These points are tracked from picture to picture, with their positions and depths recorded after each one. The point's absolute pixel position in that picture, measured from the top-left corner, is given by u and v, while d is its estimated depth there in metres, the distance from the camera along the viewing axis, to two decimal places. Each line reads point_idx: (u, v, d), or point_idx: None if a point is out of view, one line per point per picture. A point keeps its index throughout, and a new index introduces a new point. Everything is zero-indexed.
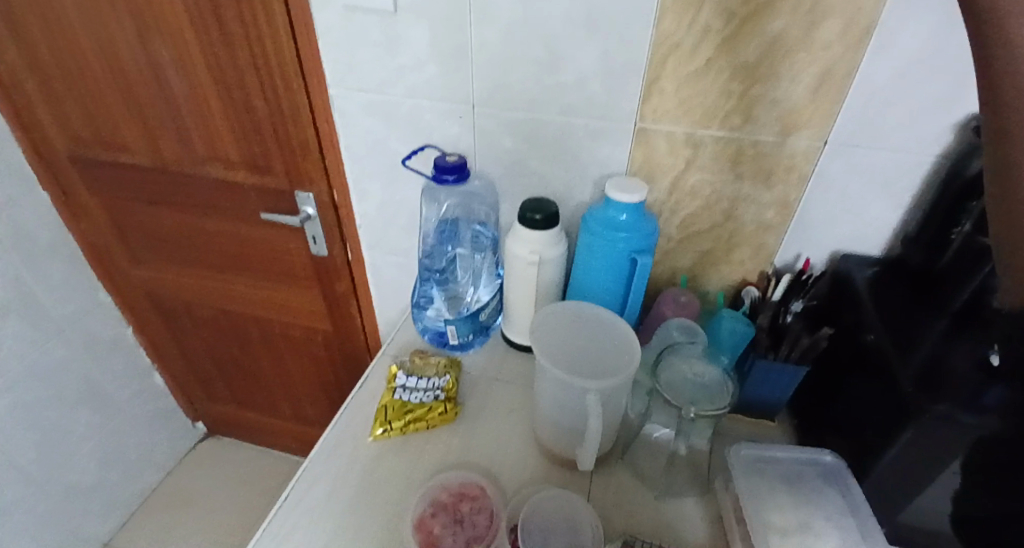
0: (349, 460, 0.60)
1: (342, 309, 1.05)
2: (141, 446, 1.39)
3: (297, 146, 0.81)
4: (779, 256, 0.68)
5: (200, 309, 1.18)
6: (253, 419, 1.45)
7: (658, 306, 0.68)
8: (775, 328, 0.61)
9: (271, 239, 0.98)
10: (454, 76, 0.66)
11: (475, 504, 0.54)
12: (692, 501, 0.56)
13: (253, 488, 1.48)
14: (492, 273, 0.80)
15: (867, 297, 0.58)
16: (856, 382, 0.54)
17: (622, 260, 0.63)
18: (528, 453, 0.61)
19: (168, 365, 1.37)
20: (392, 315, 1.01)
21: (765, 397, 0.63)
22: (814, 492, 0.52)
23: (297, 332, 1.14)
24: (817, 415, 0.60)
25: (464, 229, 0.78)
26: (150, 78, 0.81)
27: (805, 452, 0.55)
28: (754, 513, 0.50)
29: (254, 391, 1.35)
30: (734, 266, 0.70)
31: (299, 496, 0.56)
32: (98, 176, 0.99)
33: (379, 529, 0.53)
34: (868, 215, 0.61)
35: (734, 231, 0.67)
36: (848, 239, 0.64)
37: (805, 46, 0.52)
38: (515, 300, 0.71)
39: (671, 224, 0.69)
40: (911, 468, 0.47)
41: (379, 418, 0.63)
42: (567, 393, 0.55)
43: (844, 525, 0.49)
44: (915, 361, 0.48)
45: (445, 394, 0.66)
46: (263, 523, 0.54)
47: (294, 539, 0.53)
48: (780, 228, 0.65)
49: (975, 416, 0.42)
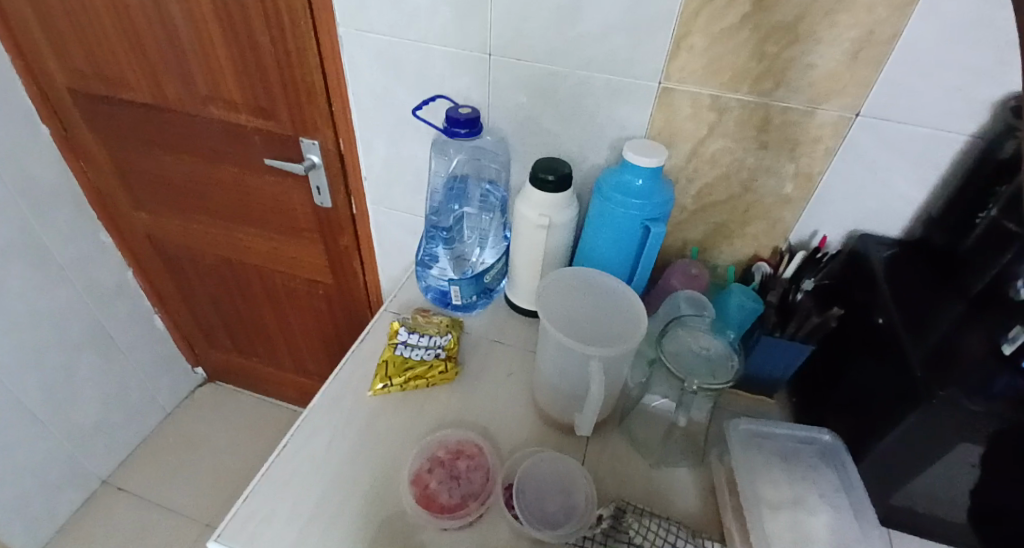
0: (348, 412, 0.61)
1: (345, 264, 1.04)
2: (143, 388, 1.42)
3: (303, 89, 0.78)
4: (795, 232, 0.66)
5: (202, 255, 1.17)
6: (253, 367, 1.47)
7: (667, 277, 0.67)
8: (784, 305, 0.62)
9: (274, 187, 0.95)
10: (471, 22, 0.63)
11: (472, 462, 0.55)
12: (686, 470, 0.56)
13: (252, 434, 1.52)
14: (498, 234, 0.78)
15: (882, 278, 0.56)
16: (862, 363, 0.54)
17: (634, 227, 0.61)
18: (526, 416, 0.61)
19: (169, 310, 1.37)
20: (394, 272, 1.00)
21: (768, 374, 0.62)
22: (811, 469, 0.52)
23: (299, 284, 1.14)
24: (821, 395, 0.59)
25: (473, 187, 0.76)
26: (150, 8, 0.77)
27: (802, 429, 0.56)
28: (747, 485, 0.50)
29: (255, 340, 1.36)
30: (748, 241, 0.69)
31: (298, 445, 0.57)
32: (98, 111, 0.96)
33: (376, 481, 0.54)
34: (893, 194, 0.59)
35: (751, 204, 0.65)
36: (870, 218, 0.62)
37: (851, 5, 0.49)
38: (521, 263, 0.70)
39: (686, 193, 0.67)
40: (913, 452, 0.47)
41: (379, 373, 0.63)
42: (569, 359, 0.54)
43: (838, 501, 0.49)
44: (927, 346, 0.47)
45: (445, 353, 0.66)
46: (262, 469, 0.54)
47: (292, 486, 0.53)
48: (800, 202, 0.63)
49: (981, 402, 0.41)
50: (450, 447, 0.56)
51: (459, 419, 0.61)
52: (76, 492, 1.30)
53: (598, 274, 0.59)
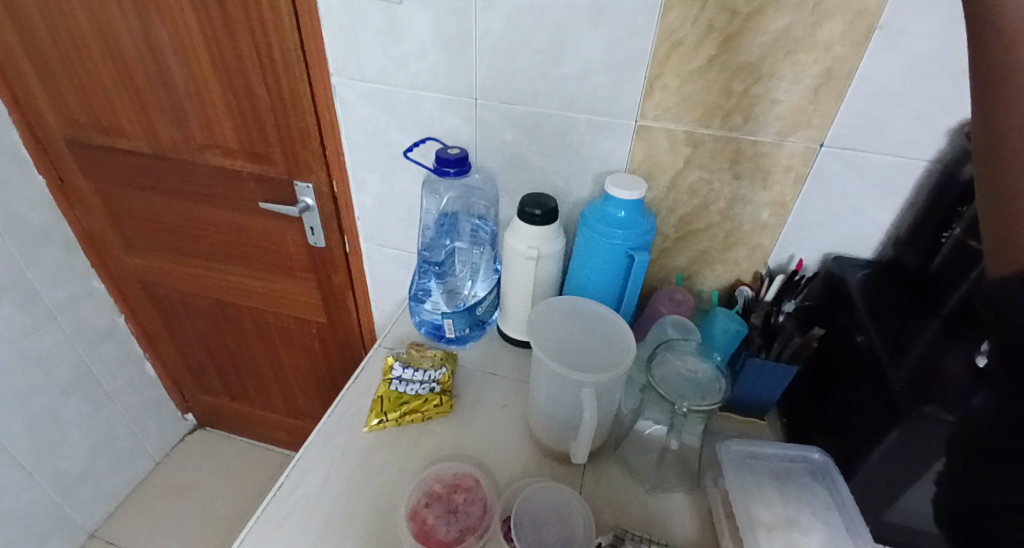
0: (344, 449, 0.61)
1: (338, 301, 1.05)
2: (132, 435, 1.39)
3: (297, 134, 0.81)
4: (774, 256, 0.69)
5: (194, 297, 1.18)
6: (245, 410, 1.45)
7: (653, 304, 0.69)
8: (768, 328, 0.63)
9: (267, 228, 0.97)
10: (458, 67, 0.67)
11: (469, 495, 0.55)
12: (682, 495, 0.56)
13: (243, 480, 1.48)
14: (489, 268, 0.80)
15: (858, 299, 0.58)
16: (846, 384, 0.55)
17: (619, 257, 0.64)
18: (521, 446, 0.62)
19: (160, 354, 1.36)
20: (387, 308, 1.01)
21: (756, 395, 0.64)
22: (804, 488, 0.53)
23: (291, 323, 1.14)
24: (807, 415, 0.61)
25: (463, 223, 0.79)
26: (150, 62, 0.81)
27: (794, 448, 0.56)
28: (742, 508, 0.50)
29: (246, 382, 1.35)
30: (729, 266, 0.71)
31: (293, 484, 0.57)
32: (96, 160, 0.99)
33: (373, 517, 0.54)
34: (863, 218, 0.62)
35: (730, 230, 0.68)
36: (843, 241, 0.65)
37: (806, 46, 0.53)
38: (512, 295, 0.72)
39: (668, 222, 0.70)
40: (899, 466, 0.48)
41: (375, 409, 0.64)
42: (562, 387, 0.55)
43: (832, 520, 0.49)
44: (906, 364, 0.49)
45: (440, 387, 0.66)
46: (258, 509, 0.54)
47: (287, 526, 0.53)
48: (775, 228, 0.66)
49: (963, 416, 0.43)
50: (447, 481, 0.56)
51: (454, 453, 0.61)
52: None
53: (588, 304, 0.61)
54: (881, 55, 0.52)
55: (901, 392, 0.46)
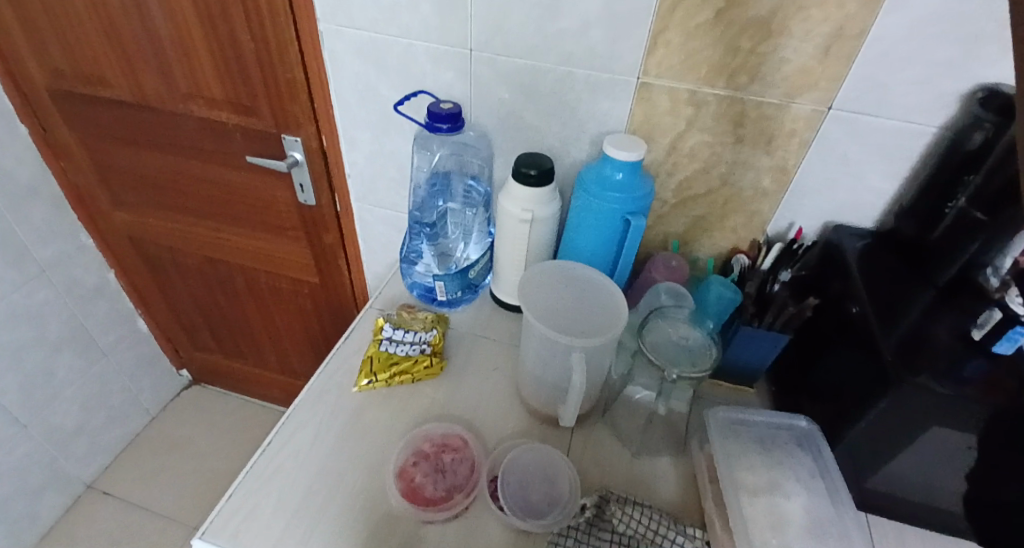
0: (334, 407, 0.61)
1: (330, 262, 1.04)
2: (126, 391, 1.40)
3: (284, 86, 0.77)
4: (772, 225, 0.67)
5: (184, 255, 1.16)
6: (239, 369, 1.46)
7: (647, 270, 0.67)
8: (762, 296, 0.63)
9: (256, 185, 0.95)
10: (452, 16, 0.63)
11: (457, 455, 0.56)
12: (666, 460, 0.57)
13: (238, 435, 1.51)
14: (482, 230, 0.78)
15: (855, 268, 0.58)
16: (836, 351, 0.55)
17: (615, 221, 0.62)
18: (510, 408, 0.62)
19: (153, 311, 1.36)
20: (379, 270, 1.00)
21: (747, 363, 0.64)
22: (787, 454, 0.53)
23: (283, 283, 1.13)
24: (796, 382, 0.61)
25: (456, 183, 0.77)
26: (128, 5, 0.76)
27: (781, 416, 0.56)
28: (726, 472, 0.51)
29: (239, 341, 1.35)
30: (726, 233, 0.70)
31: (283, 440, 0.57)
32: (76, 110, 0.95)
33: (362, 474, 0.54)
34: (866, 187, 0.60)
35: (729, 197, 0.66)
36: (844, 210, 0.63)
37: (820, 1, 0.50)
38: (505, 258, 0.70)
39: (667, 186, 0.68)
40: (884, 436, 0.48)
41: (365, 369, 0.63)
42: (551, 351, 0.55)
43: (814, 487, 0.50)
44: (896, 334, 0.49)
45: (431, 348, 0.66)
46: (247, 464, 0.54)
47: (276, 480, 0.53)
48: (776, 196, 0.65)
49: (950, 387, 0.44)
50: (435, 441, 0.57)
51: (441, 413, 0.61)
52: (58, 498, 1.29)
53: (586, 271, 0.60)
54: (900, 11, 0.48)
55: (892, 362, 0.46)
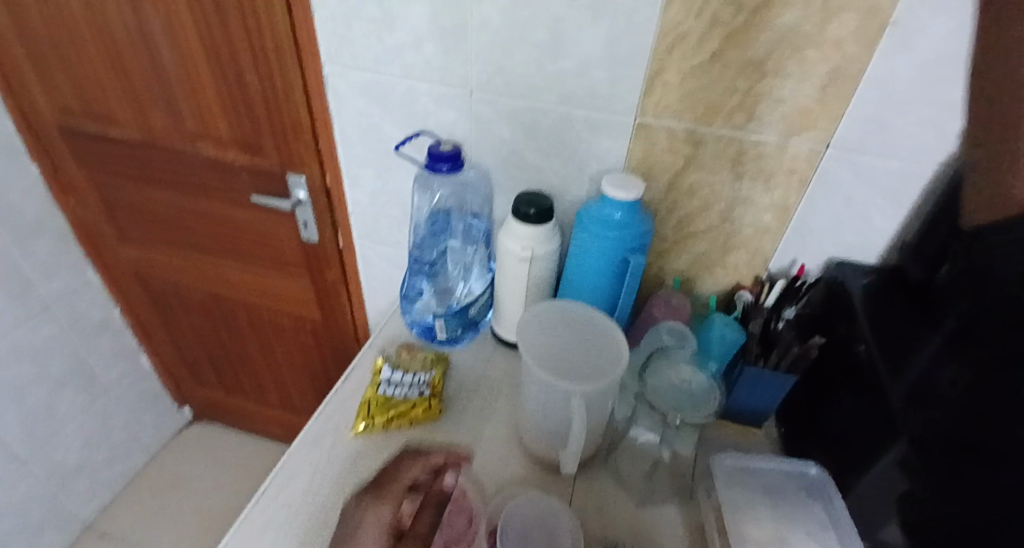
0: (330, 453, 0.59)
1: (332, 298, 1.04)
2: (127, 427, 1.38)
3: (289, 126, 0.79)
4: (775, 261, 0.66)
5: (189, 291, 1.16)
6: (241, 405, 1.44)
7: (648, 309, 0.66)
8: (766, 335, 0.61)
9: (260, 222, 0.96)
10: (452, 59, 0.64)
11: (454, 506, 0.54)
12: (673, 509, 0.55)
13: (238, 474, 1.48)
14: (483, 266, 0.78)
15: (860, 307, 0.57)
16: (847, 394, 0.53)
17: (615, 259, 0.62)
18: (511, 453, 0.60)
19: (156, 346, 1.35)
20: (381, 305, 0.99)
21: (754, 404, 0.62)
22: (796, 505, 0.51)
23: (285, 319, 1.13)
24: (804, 424, 0.59)
25: (457, 220, 0.76)
26: (142, 50, 0.79)
27: (789, 462, 0.54)
28: (733, 525, 0.49)
29: (241, 377, 1.34)
30: (728, 269, 0.69)
31: (277, 487, 0.55)
32: (88, 150, 0.97)
33: (356, 526, 0.52)
34: (869, 223, 0.60)
35: (731, 233, 0.66)
36: (847, 247, 0.62)
37: (815, 42, 0.50)
38: (505, 296, 0.70)
39: (667, 223, 0.68)
40: None
41: (362, 413, 0.62)
42: (550, 395, 0.54)
43: (826, 540, 0.48)
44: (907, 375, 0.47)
45: (430, 391, 0.65)
46: (239, 516, 0.52)
47: (267, 533, 0.51)
48: (777, 232, 0.64)
49: None
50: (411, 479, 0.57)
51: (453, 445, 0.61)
52: (53, 540, 1.26)
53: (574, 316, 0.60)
54: (894, 51, 0.49)
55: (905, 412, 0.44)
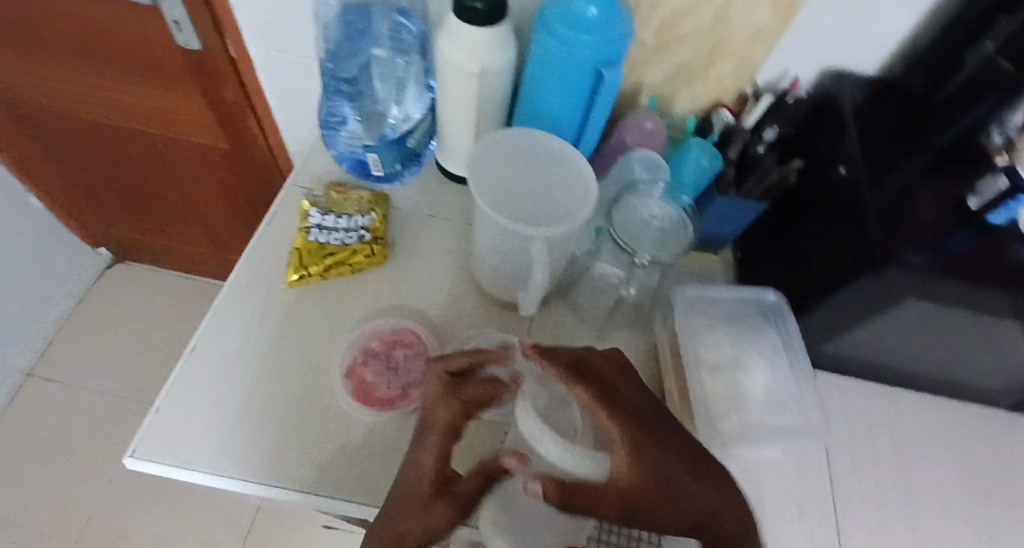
0: (263, 306, 0.58)
1: (238, 124, 0.86)
2: (38, 270, 1.28)
3: None
4: (765, 73, 0.57)
5: (61, 118, 0.97)
6: (165, 244, 1.35)
7: (617, 133, 0.58)
8: (744, 160, 0.56)
9: (121, 29, 0.73)
10: None
11: (410, 351, 0.55)
12: (629, 335, 0.57)
13: (186, 310, 1.46)
14: (420, 85, 0.60)
15: (851, 121, 0.51)
16: (815, 221, 0.52)
17: (583, 74, 0.51)
18: (465, 294, 0.61)
19: (42, 183, 1.18)
20: (302, 132, 0.84)
21: (726, 228, 0.60)
22: (752, 333, 0.54)
23: (191, 152, 0.98)
24: (770, 247, 0.58)
25: (379, 18, 0.56)
26: None
27: (750, 291, 0.56)
28: (691, 351, 0.52)
29: (156, 214, 1.22)
30: (709, 85, 0.59)
31: (211, 340, 0.55)
32: None
33: (303, 367, 0.54)
34: (881, 26, 0.50)
35: (717, 42, 0.54)
36: (848, 52, 0.53)
37: None
38: (449, 120, 0.59)
39: (647, 25, 0.53)
40: (857, 307, 0.48)
41: (293, 263, 0.58)
42: (511, 242, 0.50)
43: (778, 361, 0.52)
44: (888, 192, 0.46)
45: (371, 235, 0.61)
46: (172, 371, 0.52)
47: (213, 375, 0.53)
48: (773, 36, 0.52)
49: (925, 257, 0.42)
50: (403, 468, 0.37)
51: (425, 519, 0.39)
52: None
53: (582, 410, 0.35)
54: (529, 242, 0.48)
55: (878, 233, 0.43)
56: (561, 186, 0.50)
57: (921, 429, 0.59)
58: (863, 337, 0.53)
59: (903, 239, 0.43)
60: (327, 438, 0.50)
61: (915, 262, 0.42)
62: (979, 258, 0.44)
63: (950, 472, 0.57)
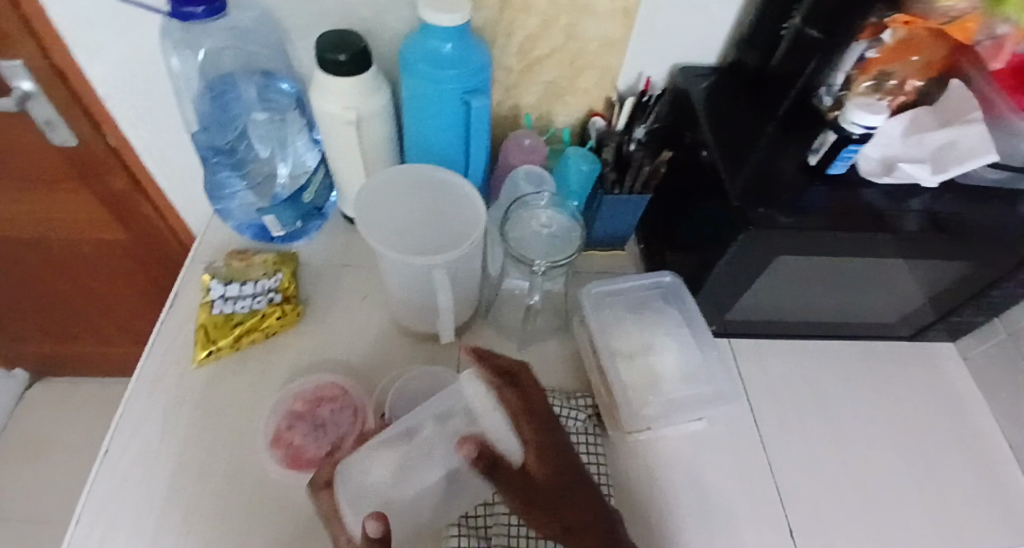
0: (178, 390, 0.55)
1: (136, 212, 0.83)
2: None
3: None
4: (623, 78, 0.61)
5: None
6: (85, 350, 1.26)
7: (503, 156, 0.61)
8: (620, 160, 0.60)
9: None
10: None
11: (336, 404, 0.54)
12: (553, 342, 0.60)
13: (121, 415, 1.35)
14: (306, 140, 0.61)
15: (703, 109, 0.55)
16: (693, 203, 0.55)
17: (454, 105, 0.54)
18: (389, 335, 0.61)
19: None
20: (204, 208, 0.83)
21: (621, 226, 0.63)
22: (656, 313, 0.57)
23: (94, 249, 0.93)
24: (664, 234, 0.62)
25: (246, 84, 0.57)
26: None
27: (648, 277, 0.59)
28: (604, 345, 0.54)
29: (70, 320, 1.15)
30: (580, 96, 0.63)
31: (126, 438, 0.52)
32: None
33: (229, 444, 0.52)
34: (708, 19, 0.56)
35: (575, 56, 0.58)
36: (688, 47, 0.59)
37: None
38: (341, 169, 0.60)
39: (507, 52, 0.57)
40: (744, 273, 0.51)
41: (201, 340, 0.57)
42: (416, 274, 0.50)
43: (683, 336, 0.56)
44: (750, 161, 0.50)
45: (280, 295, 0.60)
46: (87, 481, 0.49)
47: (132, 478, 0.49)
48: (621, 43, 0.57)
49: (789, 216, 0.47)
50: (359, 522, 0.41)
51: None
52: None
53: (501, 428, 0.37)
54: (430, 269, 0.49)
55: (741, 201, 0.47)
56: (453, 211, 0.52)
57: (836, 371, 0.63)
58: (760, 298, 0.57)
59: (774, 205, 0.47)
60: (266, 511, 0.48)
61: (776, 222, 0.46)
62: (832, 207, 0.49)
63: (867, 406, 0.61)
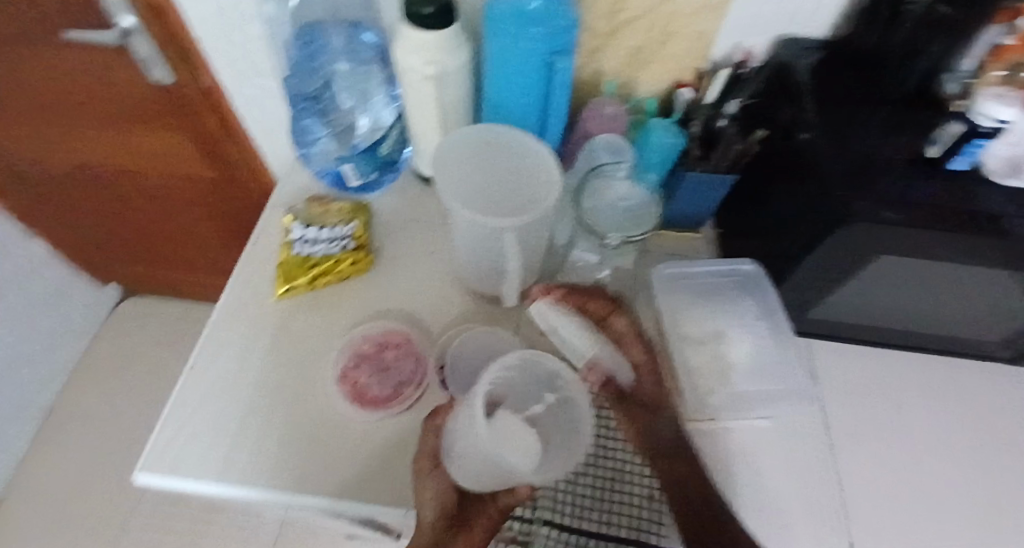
0: (255, 321, 0.59)
1: (221, 152, 0.87)
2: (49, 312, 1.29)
3: None
4: (718, 48, 0.57)
5: (54, 165, 0.99)
6: (168, 276, 1.37)
7: (582, 123, 0.59)
8: (706, 134, 0.58)
9: (98, 74, 0.74)
10: None
11: (399, 352, 0.56)
12: None
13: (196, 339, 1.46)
14: (386, 93, 0.60)
15: (806, 85, 0.51)
16: (779, 187, 0.52)
17: (538, 66, 0.52)
18: (453, 292, 0.62)
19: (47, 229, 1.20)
20: (283, 152, 0.86)
21: (699, 205, 0.61)
22: (728, 301, 0.56)
23: (182, 184, 0.99)
24: (745, 217, 0.59)
25: (335, 34, 0.58)
26: None
27: (726, 263, 0.57)
28: (673, 327, 0.54)
29: (157, 247, 1.24)
30: (668, 65, 0.60)
31: (209, 357, 0.56)
32: None
33: (298, 377, 0.55)
34: None
35: (669, 21, 0.54)
36: (797, 17, 0.53)
37: None
38: (419, 125, 0.61)
39: (597, 13, 0.54)
40: (832, 266, 0.48)
41: (281, 276, 0.60)
42: (484, 236, 0.50)
43: (754, 325, 0.55)
44: (853, 147, 0.46)
45: (354, 243, 0.62)
46: (174, 391, 0.53)
47: (213, 395, 0.54)
48: (722, 9, 0.53)
49: (894, 211, 0.43)
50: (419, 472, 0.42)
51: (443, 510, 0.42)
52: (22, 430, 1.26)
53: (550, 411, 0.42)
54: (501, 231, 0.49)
55: (840, 190, 0.44)
56: (526, 175, 0.51)
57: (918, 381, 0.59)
58: (844, 296, 0.53)
59: (880, 197, 0.43)
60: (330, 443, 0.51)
61: (880, 216, 0.43)
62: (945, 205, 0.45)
63: None
